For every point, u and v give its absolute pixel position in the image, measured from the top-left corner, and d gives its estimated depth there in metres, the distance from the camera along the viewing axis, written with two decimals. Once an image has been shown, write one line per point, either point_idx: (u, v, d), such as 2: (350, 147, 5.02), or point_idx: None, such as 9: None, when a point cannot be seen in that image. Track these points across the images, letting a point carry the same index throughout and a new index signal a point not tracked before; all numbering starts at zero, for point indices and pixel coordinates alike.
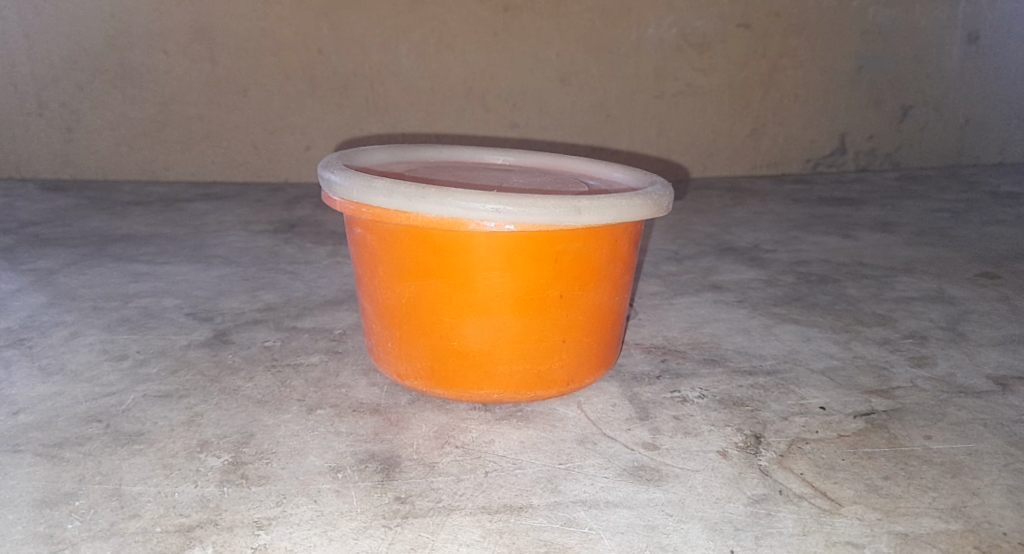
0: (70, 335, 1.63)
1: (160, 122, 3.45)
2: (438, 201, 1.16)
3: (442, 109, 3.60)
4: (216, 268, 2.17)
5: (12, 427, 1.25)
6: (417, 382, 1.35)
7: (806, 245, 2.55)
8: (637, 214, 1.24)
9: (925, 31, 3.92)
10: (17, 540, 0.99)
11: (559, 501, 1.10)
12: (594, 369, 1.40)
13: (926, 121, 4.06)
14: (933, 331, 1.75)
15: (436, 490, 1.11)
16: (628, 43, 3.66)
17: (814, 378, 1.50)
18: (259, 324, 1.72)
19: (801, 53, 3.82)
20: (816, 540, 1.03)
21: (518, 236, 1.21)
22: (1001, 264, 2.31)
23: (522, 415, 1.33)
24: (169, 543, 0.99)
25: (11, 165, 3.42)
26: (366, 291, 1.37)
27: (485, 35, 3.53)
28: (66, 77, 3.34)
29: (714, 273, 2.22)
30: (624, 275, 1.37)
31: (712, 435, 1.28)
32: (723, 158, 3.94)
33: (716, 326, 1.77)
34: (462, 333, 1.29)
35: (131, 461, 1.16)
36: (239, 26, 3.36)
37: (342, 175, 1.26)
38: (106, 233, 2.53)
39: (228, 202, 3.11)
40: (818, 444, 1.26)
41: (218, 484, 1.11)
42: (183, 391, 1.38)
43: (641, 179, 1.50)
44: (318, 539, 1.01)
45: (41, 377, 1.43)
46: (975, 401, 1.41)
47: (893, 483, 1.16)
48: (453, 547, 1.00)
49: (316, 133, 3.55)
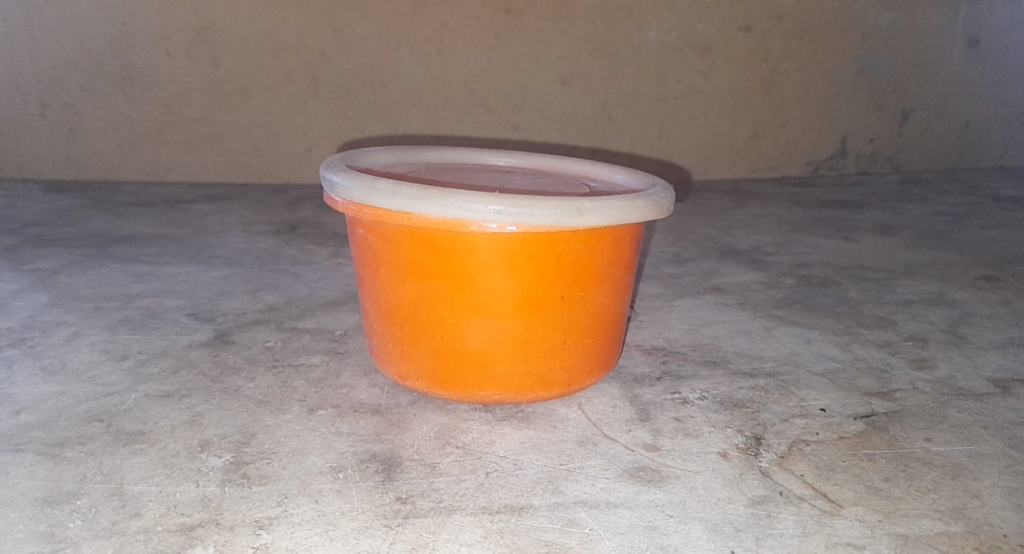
0: (72, 335, 1.63)
1: (162, 123, 3.45)
2: (440, 202, 1.17)
3: (443, 111, 3.60)
4: (218, 269, 2.18)
5: (14, 426, 1.25)
6: (419, 382, 1.36)
7: (807, 248, 2.55)
8: (638, 216, 1.25)
9: (926, 35, 3.92)
10: (18, 538, 0.99)
11: (559, 502, 1.10)
12: (595, 370, 1.41)
13: (927, 124, 4.07)
14: (933, 334, 1.75)
15: (436, 490, 1.11)
16: (629, 46, 3.66)
17: (814, 380, 1.51)
18: (260, 324, 1.72)
19: (802, 56, 3.83)
20: (816, 542, 1.03)
21: (519, 237, 1.22)
22: (1001, 267, 2.31)
23: (523, 416, 1.33)
24: (170, 542, 0.99)
25: (13, 166, 3.42)
26: (367, 292, 1.37)
27: (486, 37, 3.54)
28: (68, 78, 3.35)
29: (715, 275, 2.22)
30: (625, 277, 1.37)
31: (713, 437, 1.29)
32: (724, 161, 3.94)
33: (716, 328, 1.77)
34: (464, 334, 1.29)
35: (132, 460, 1.16)
36: (240, 27, 3.37)
37: (344, 176, 1.26)
38: (107, 233, 2.54)
39: (229, 203, 3.11)
40: (819, 446, 1.26)
41: (219, 484, 1.11)
42: (184, 391, 1.38)
43: (642, 181, 1.50)
44: (319, 539, 1.01)
45: (43, 377, 1.43)
46: (976, 404, 1.41)
47: (893, 485, 1.16)
48: (453, 547, 1.00)
49: (318, 135, 3.55)
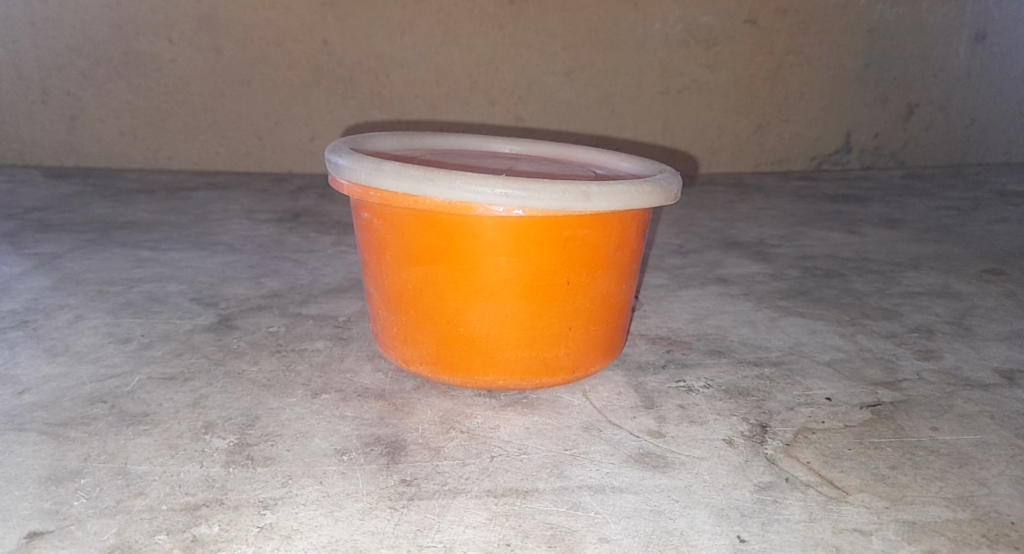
0: (75, 318, 1.62)
1: (164, 110, 3.44)
2: (447, 185, 1.16)
3: (447, 102, 3.59)
4: (220, 256, 2.17)
5: (17, 406, 1.25)
6: (423, 367, 1.35)
7: (811, 241, 2.54)
8: (646, 201, 1.24)
9: (932, 30, 3.91)
10: (24, 515, 0.99)
11: (564, 485, 1.10)
12: (599, 356, 1.40)
13: (932, 119, 4.06)
14: (938, 325, 1.75)
15: (441, 473, 1.11)
16: (633, 38, 3.65)
17: (820, 369, 1.50)
18: (263, 309, 1.72)
19: (807, 50, 3.82)
20: (824, 527, 1.03)
21: (526, 221, 1.21)
22: (1007, 261, 2.30)
23: (527, 402, 1.33)
24: (175, 520, 0.99)
25: (14, 153, 3.42)
26: (372, 276, 1.37)
27: (490, 27, 3.52)
28: (70, 65, 3.34)
29: (719, 267, 2.21)
30: (630, 264, 1.37)
31: (718, 424, 1.28)
32: (728, 155, 3.93)
33: (721, 318, 1.77)
34: (469, 319, 1.28)
35: (136, 441, 1.16)
36: (244, 15, 3.36)
37: (350, 158, 1.25)
38: (110, 219, 2.53)
39: (232, 191, 3.10)
40: (825, 434, 1.26)
41: (224, 464, 1.11)
42: (188, 375, 1.38)
43: (648, 167, 1.48)
44: (324, 519, 1.00)
45: (46, 357, 1.43)
46: (983, 394, 1.41)
47: (899, 472, 1.16)
48: (459, 528, 1.00)
49: (322, 125, 3.55)
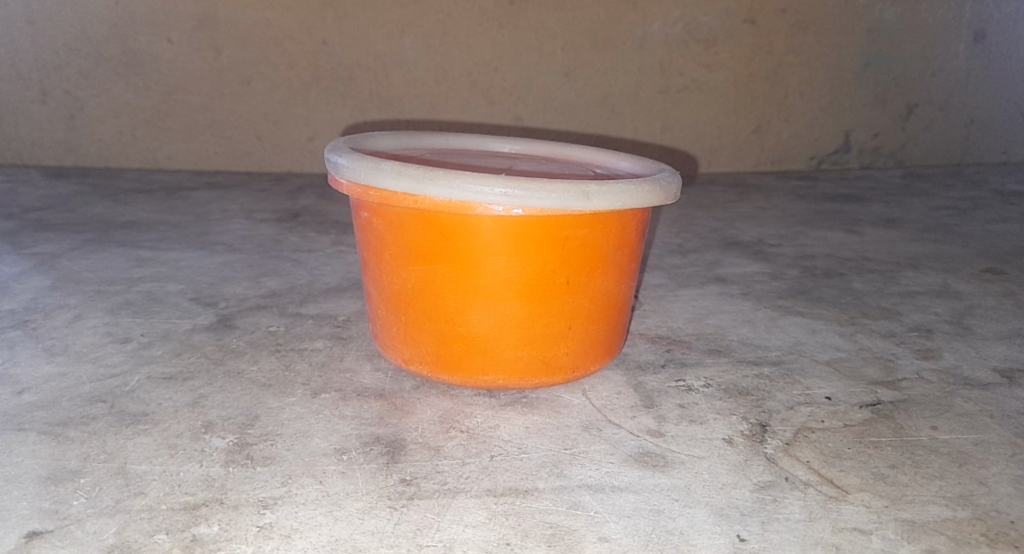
0: (74, 318, 1.62)
1: (163, 110, 3.44)
2: (447, 185, 1.16)
3: (447, 101, 3.59)
4: (219, 255, 2.17)
5: (17, 406, 1.25)
6: (423, 367, 1.35)
7: (810, 241, 2.54)
8: (645, 200, 1.24)
9: (932, 30, 3.91)
10: (22, 515, 0.99)
11: (564, 485, 1.10)
12: (599, 356, 1.40)
13: (931, 119, 4.06)
14: (938, 325, 1.75)
15: (440, 473, 1.11)
16: (632, 38, 3.65)
17: (819, 369, 1.50)
18: (263, 309, 1.72)
19: (807, 50, 3.82)
20: (823, 526, 1.03)
21: (526, 221, 1.21)
22: (1006, 261, 2.30)
23: (527, 402, 1.33)
24: (175, 520, 0.99)
25: (13, 153, 3.42)
26: (371, 275, 1.37)
27: (490, 27, 3.52)
28: (69, 65, 3.34)
29: (719, 266, 2.22)
30: (630, 263, 1.37)
31: (718, 423, 1.28)
32: (728, 155, 3.93)
33: (721, 318, 1.76)
34: (469, 318, 1.28)
35: (136, 440, 1.16)
36: (244, 15, 3.36)
37: (350, 158, 1.25)
38: (108, 219, 2.53)
39: (231, 191, 3.09)
40: (825, 433, 1.26)
41: (223, 464, 1.11)
42: (187, 375, 1.38)
43: (647, 167, 1.48)
44: (324, 519, 1.00)
45: (45, 357, 1.43)
46: (982, 393, 1.41)
47: (898, 472, 1.15)
48: (459, 528, 1.00)
49: (321, 124, 3.55)
